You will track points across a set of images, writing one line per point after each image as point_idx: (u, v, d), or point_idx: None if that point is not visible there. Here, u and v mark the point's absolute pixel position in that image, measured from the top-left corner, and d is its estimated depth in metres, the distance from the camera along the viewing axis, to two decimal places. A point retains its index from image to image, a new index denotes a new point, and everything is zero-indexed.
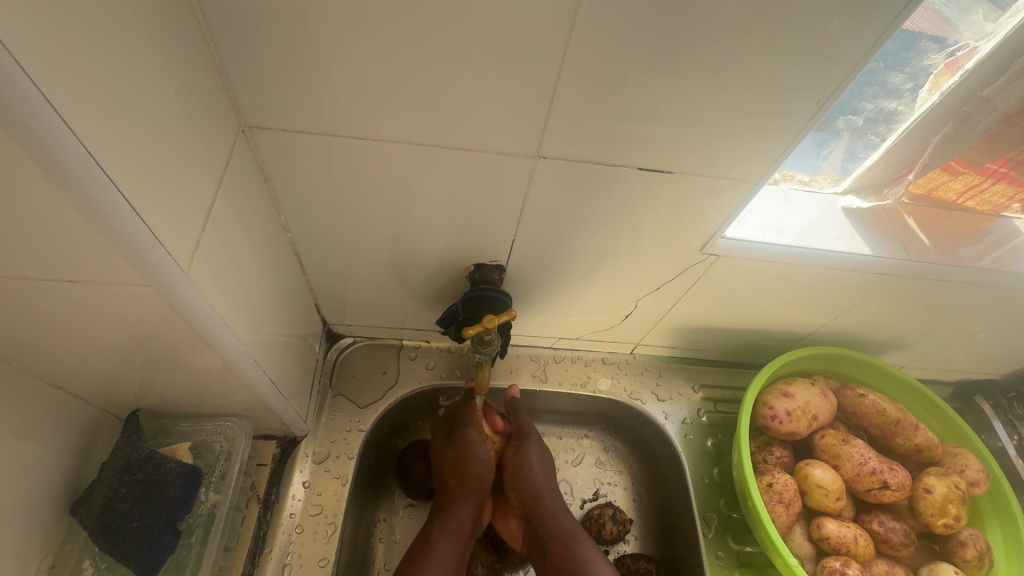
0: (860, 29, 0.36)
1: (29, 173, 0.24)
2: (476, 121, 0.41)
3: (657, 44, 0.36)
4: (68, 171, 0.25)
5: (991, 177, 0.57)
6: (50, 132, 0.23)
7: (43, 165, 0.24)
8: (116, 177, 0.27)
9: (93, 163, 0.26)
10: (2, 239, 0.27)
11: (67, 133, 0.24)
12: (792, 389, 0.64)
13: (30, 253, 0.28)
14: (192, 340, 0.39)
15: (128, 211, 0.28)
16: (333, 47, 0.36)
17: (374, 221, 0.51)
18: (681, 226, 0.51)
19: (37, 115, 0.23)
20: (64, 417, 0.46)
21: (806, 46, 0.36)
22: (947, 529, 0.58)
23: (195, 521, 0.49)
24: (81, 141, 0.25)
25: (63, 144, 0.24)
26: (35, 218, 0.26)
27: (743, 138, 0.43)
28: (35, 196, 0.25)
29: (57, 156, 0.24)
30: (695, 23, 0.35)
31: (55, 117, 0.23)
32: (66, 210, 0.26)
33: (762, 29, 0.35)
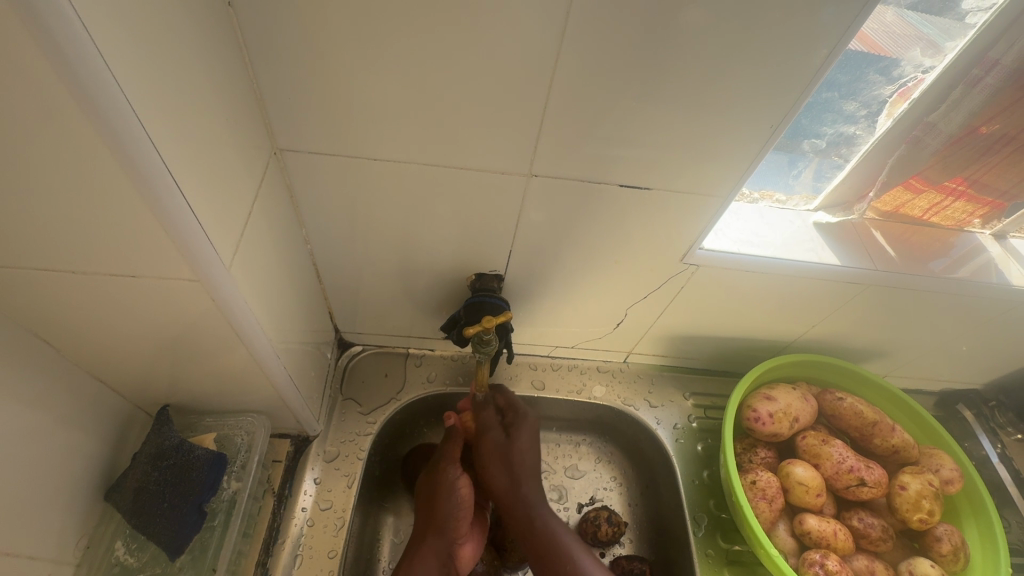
0: (807, 66, 0.41)
1: (118, 186, 0.30)
2: (476, 143, 0.47)
3: (635, 78, 0.42)
4: (151, 184, 0.30)
5: (952, 195, 0.64)
6: (141, 152, 0.29)
7: (137, 183, 0.30)
8: (187, 193, 0.33)
9: (173, 181, 0.31)
10: (84, 239, 0.33)
11: (154, 153, 0.29)
12: (774, 393, 0.68)
13: (103, 251, 0.34)
14: (226, 335, 0.44)
15: (194, 222, 0.34)
16: (357, 81, 0.42)
17: (386, 234, 0.57)
18: (662, 238, 0.57)
19: (135, 139, 0.28)
20: (104, 409, 0.51)
21: (764, 79, 0.42)
22: (922, 525, 0.61)
23: (217, 506, 0.53)
24: (162, 159, 0.30)
25: (150, 162, 0.29)
26: (112, 221, 0.32)
27: (713, 158, 0.48)
28: (118, 203, 0.31)
29: (143, 171, 0.29)
30: (662, 60, 0.41)
31: (150, 145, 0.29)
32: (141, 217, 0.32)
33: (721, 65, 0.41)
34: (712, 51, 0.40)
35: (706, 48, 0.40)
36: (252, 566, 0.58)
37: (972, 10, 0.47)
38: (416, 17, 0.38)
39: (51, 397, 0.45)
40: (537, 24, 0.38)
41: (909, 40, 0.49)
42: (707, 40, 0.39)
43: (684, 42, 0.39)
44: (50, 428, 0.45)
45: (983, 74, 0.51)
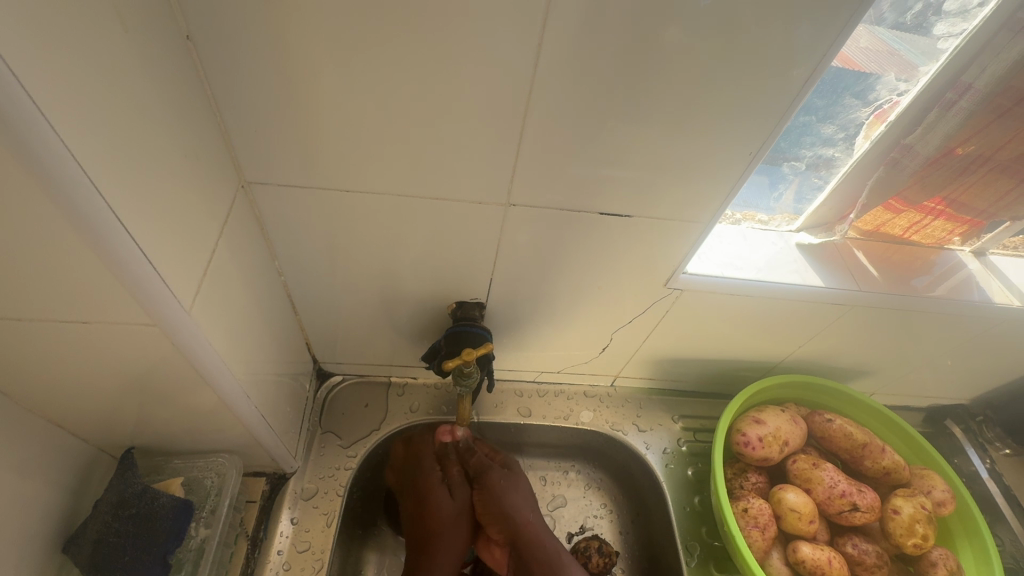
0: (783, 93, 0.41)
1: (60, 232, 0.28)
2: (452, 172, 0.46)
3: (611, 106, 0.41)
4: (96, 229, 0.28)
5: (929, 214, 0.64)
6: (83, 197, 0.27)
7: (77, 228, 0.28)
8: (136, 233, 0.31)
9: (118, 225, 0.30)
10: (30, 284, 0.31)
11: (97, 196, 0.28)
12: (763, 416, 0.67)
13: (51, 297, 0.32)
14: (190, 377, 0.42)
15: (145, 264, 0.32)
16: (328, 113, 0.41)
17: (362, 265, 0.55)
18: (645, 263, 0.56)
19: (76, 184, 0.26)
20: (62, 455, 0.48)
21: (738, 107, 0.42)
22: (917, 549, 0.60)
23: (184, 556, 0.50)
24: (107, 201, 0.29)
25: (94, 207, 0.28)
26: (59, 266, 0.30)
27: (692, 184, 0.48)
28: (64, 249, 0.29)
29: (89, 217, 0.28)
30: (637, 88, 0.40)
31: (93, 188, 0.27)
32: (88, 262, 0.30)
33: (696, 92, 0.41)
34: (687, 79, 0.40)
35: (680, 76, 0.39)
36: None
37: (944, 34, 0.48)
38: (386, 49, 0.37)
39: (3, 446, 0.42)
40: (508, 54, 0.38)
41: (882, 63, 0.49)
42: (681, 68, 0.39)
43: (657, 71, 0.39)
44: (2, 479, 0.43)
45: (956, 97, 0.51)
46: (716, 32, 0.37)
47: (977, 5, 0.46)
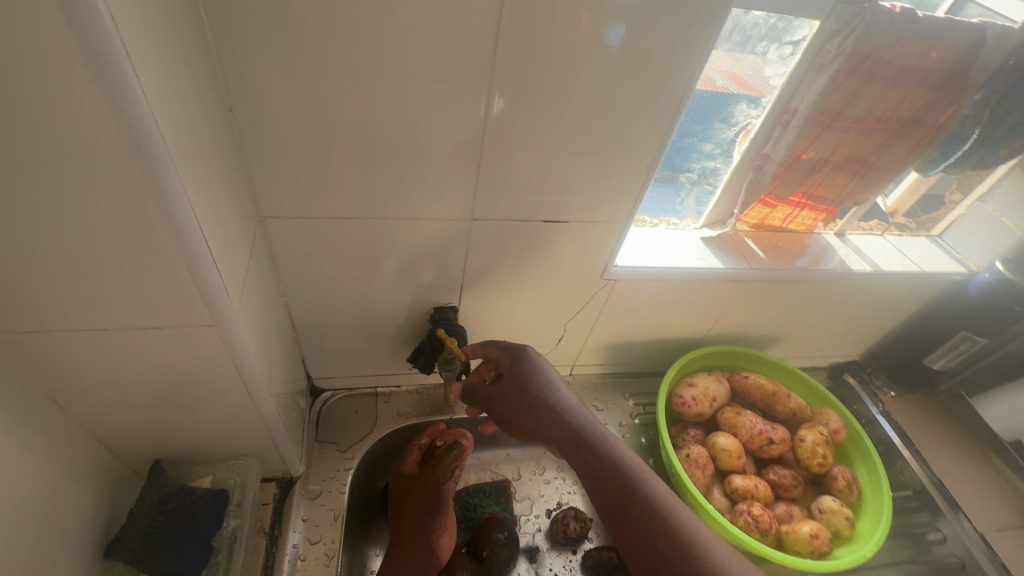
0: (668, 126, 0.56)
1: (163, 256, 0.39)
2: (427, 201, 0.58)
3: (549, 139, 0.55)
4: (189, 247, 0.39)
5: (799, 207, 0.84)
6: (185, 223, 0.37)
7: (184, 253, 0.39)
8: (215, 258, 0.42)
9: (208, 253, 0.41)
10: (125, 297, 0.41)
11: (193, 222, 0.38)
12: (694, 380, 0.82)
13: (137, 309, 0.42)
14: (227, 376, 0.51)
15: (219, 281, 0.43)
16: (330, 159, 0.52)
17: (352, 283, 0.66)
18: (584, 261, 0.70)
19: (182, 213, 0.37)
20: (103, 468, 0.55)
21: (643, 136, 0.56)
22: (822, 468, 0.75)
23: (220, 543, 0.57)
24: (197, 227, 0.39)
25: (189, 230, 0.38)
26: (150, 283, 0.40)
27: (613, 197, 0.62)
28: (158, 264, 0.39)
29: (184, 237, 0.38)
30: (562, 129, 0.54)
31: (196, 227, 0.39)
32: (175, 278, 0.40)
33: (605, 130, 0.55)
34: (598, 120, 0.54)
35: (597, 115, 0.54)
36: None
37: (773, 75, 0.67)
38: (375, 112, 0.49)
39: (62, 456, 0.50)
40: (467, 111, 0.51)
41: (731, 99, 0.67)
42: (592, 112, 0.53)
43: (575, 116, 0.53)
44: (62, 485, 0.50)
45: (789, 118, 0.68)
46: (615, 88, 0.52)
47: (791, 54, 0.65)
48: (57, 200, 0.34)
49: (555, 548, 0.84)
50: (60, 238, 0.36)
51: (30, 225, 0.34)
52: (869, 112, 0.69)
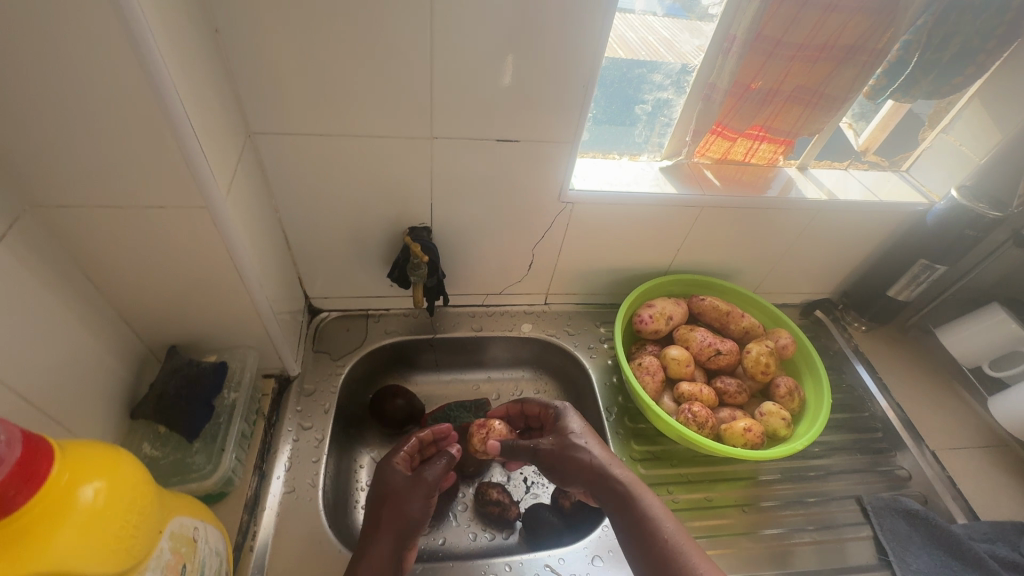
0: (599, 46, 0.62)
1: (159, 144, 0.48)
2: (392, 122, 0.66)
3: (497, 58, 0.62)
4: (178, 129, 0.48)
5: (757, 139, 0.89)
6: (172, 105, 0.46)
7: (175, 141, 0.48)
8: (204, 152, 0.52)
9: (196, 145, 0.50)
10: (134, 182, 0.51)
11: (180, 105, 0.47)
12: (654, 301, 0.89)
13: (144, 194, 0.52)
14: (224, 263, 0.61)
15: (207, 172, 0.52)
16: (307, 78, 0.61)
17: (336, 200, 0.75)
18: (542, 183, 0.77)
19: (170, 96, 0.46)
20: (130, 347, 0.67)
21: (583, 53, 0.62)
22: (766, 377, 0.81)
23: (221, 408, 0.68)
24: (184, 112, 0.48)
25: (177, 113, 0.47)
26: (153, 170, 0.50)
27: (559, 118, 0.69)
28: (156, 145, 0.48)
29: (174, 119, 0.47)
30: (504, 52, 0.61)
31: (185, 121, 0.48)
32: (172, 165, 0.50)
33: (543, 52, 0.62)
34: (536, 43, 0.61)
35: (539, 35, 0.60)
36: (251, 469, 0.72)
37: (711, 5, 0.72)
38: (338, 37, 0.58)
39: (96, 328, 0.61)
40: (417, 36, 0.59)
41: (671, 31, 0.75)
42: (530, 35, 0.60)
43: (515, 39, 0.60)
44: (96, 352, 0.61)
45: (729, 45, 0.74)
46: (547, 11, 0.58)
47: None
48: (76, 90, 0.44)
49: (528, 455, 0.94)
50: (81, 125, 0.46)
51: (59, 112, 0.45)
52: (810, 41, 0.74)
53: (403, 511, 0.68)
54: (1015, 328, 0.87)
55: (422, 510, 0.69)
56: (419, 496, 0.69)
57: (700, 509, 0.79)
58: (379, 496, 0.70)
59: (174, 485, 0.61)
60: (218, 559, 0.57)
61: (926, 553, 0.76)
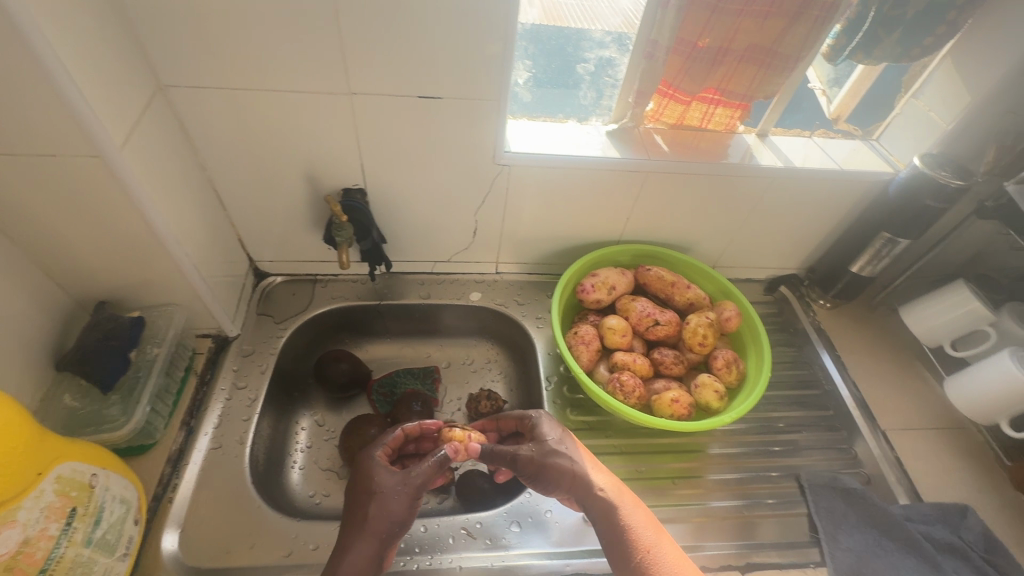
0: None
1: (33, 87, 0.48)
2: (308, 76, 0.65)
3: (405, 5, 0.59)
4: (47, 69, 0.47)
5: (712, 103, 0.85)
6: (35, 42, 0.45)
7: (48, 83, 0.47)
8: (86, 95, 0.51)
9: (74, 88, 0.49)
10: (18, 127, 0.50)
11: (45, 42, 0.46)
12: (598, 270, 0.87)
13: (31, 140, 0.52)
14: (132, 216, 0.61)
15: (91, 116, 0.51)
16: (212, 26, 0.59)
17: (262, 158, 0.74)
18: (474, 144, 0.75)
19: (31, 32, 0.44)
20: (55, 301, 0.68)
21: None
22: (704, 349, 0.79)
23: (141, 362, 0.69)
24: (51, 51, 0.47)
25: (43, 51, 0.46)
26: (34, 114, 0.50)
27: (482, 72, 0.66)
28: (27, 87, 0.47)
29: (40, 58, 0.46)
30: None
31: (56, 62, 0.47)
32: (52, 108, 0.49)
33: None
34: None
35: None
36: (177, 424, 0.74)
37: None
38: None
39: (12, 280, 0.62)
40: None
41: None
42: None
43: None
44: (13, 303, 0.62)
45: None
46: None
47: None
48: None
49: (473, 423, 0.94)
50: None
51: None
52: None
53: (388, 510, 0.63)
54: (976, 306, 0.83)
55: (407, 511, 0.64)
56: (406, 496, 0.64)
57: (629, 479, 0.77)
58: (360, 497, 0.65)
59: (88, 435, 0.63)
60: (123, 506, 0.58)
61: (860, 532, 0.73)
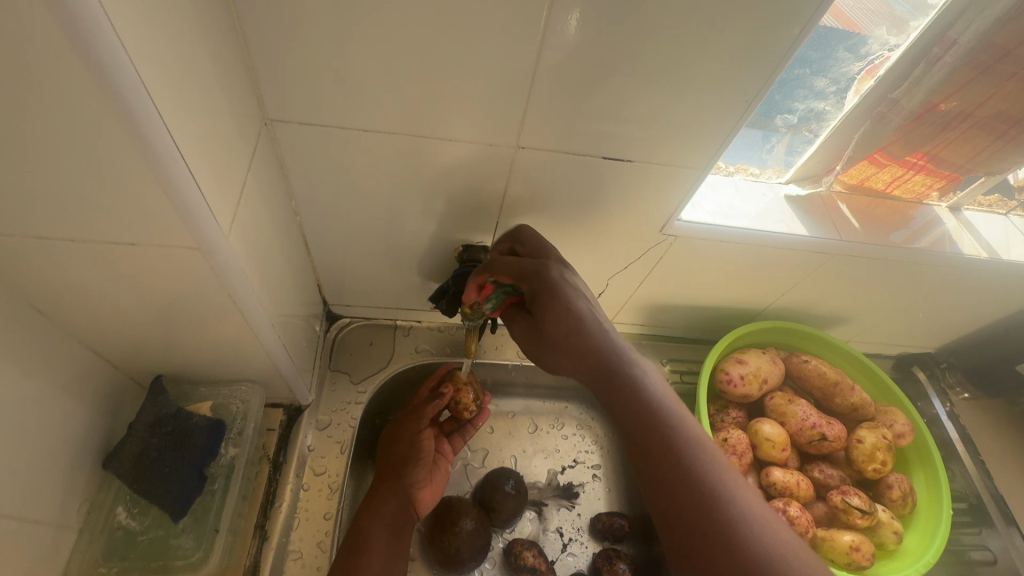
0: (770, 48, 0.44)
1: (129, 159, 0.32)
2: (462, 119, 0.49)
3: (634, 46, 0.44)
4: (145, 138, 0.31)
5: (912, 169, 0.67)
6: (124, 89, 0.29)
7: (156, 166, 0.33)
8: (198, 180, 0.36)
9: (188, 173, 0.35)
10: (107, 212, 0.36)
11: (147, 101, 0.30)
12: (745, 356, 0.73)
13: (116, 223, 0.37)
14: (221, 301, 0.46)
15: (203, 208, 0.37)
16: (361, 52, 0.43)
17: (371, 207, 0.58)
18: (643, 210, 0.60)
19: (114, 67, 0.28)
20: (100, 382, 0.51)
21: (764, 40, 0.44)
22: (876, 474, 0.67)
23: (217, 471, 0.55)
24: (144, 92, 0.30)
25: (140, 101, 0.30)
26: (127, 195, 0.35)
27: (693, 128, 0.51)
28: (105, 151, 0.31)
29: (133, 110, 0.30)
30: (637, 43, 0.43)
31: (171, 147, 0.33)
32: (155, 194, 0.35)
33: (691, 45, 0.44)
34: (683, 35, 0.43)
35: (703, 14, 0.42)
36: (250, 529, 0.60)
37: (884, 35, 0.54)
38: (410, 10, 0.40)
39: (64, 371, 0.47)
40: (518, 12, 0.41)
41: (838, 48, 0.54)
42: (671, 24, 0.42)
43: (649, 24, 0.42)
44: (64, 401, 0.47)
45: (942, 53, 0.54)
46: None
47: None
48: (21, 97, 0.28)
49: (562, 505, 0.81)
50: (47, 140, 0.30)
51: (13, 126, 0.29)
52: None
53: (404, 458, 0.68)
54: None
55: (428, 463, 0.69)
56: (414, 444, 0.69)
57: None
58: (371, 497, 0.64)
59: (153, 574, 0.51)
60: None
61: None
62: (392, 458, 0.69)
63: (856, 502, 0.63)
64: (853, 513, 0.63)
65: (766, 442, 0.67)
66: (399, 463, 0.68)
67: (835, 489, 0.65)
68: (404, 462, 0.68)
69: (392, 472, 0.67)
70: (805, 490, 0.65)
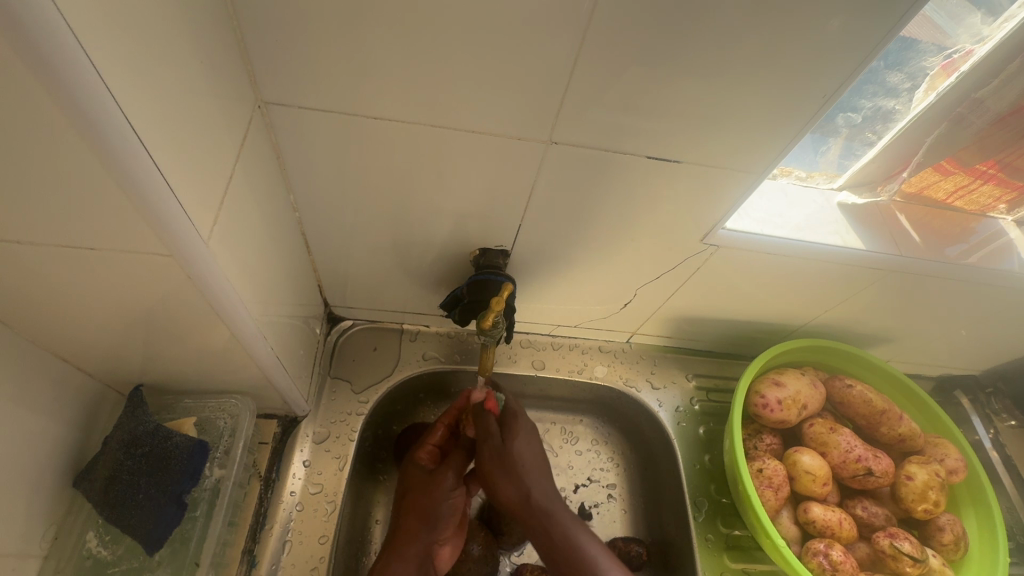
0: (856, 35, 0.38)
1: (83, 149, 0.26)
2: (486, 108, 0.42)
3: (698, 29, 0.37)
4: (98, 124, 0.25)
5: (980, 178, 0.60)
6: (68, 63, 0.23)
7: (116, 159, 0.27)
8: (169, 175, 0.30)
9: (156, 170, 0.29)
10: (61, 211, 0.29)
11: (95, 79, 0.24)
12: (783, 378, 0.66)
13: (73, 223, 0.30)
14: (204, 311, 0.40)
15: (177, 209, 0.31)
16: (374, 27, 0.37)
17: (379, 204, 0.52)
18: (683, 217, 0.53)
19: (52, 34, 0.22)
20: (71, 394, 0.46)
21: (853, 28, 0.37)
22: (926, 515, 0.60)
23: (200, 495, 0.50)
24: (96, 68, 0.24)
25: (89, 78, 0.24)
26: (84, 192, 0.29)
27: (752, 128, 0.44)
28: (52, 139, 0.26)
29: (82, 87, 0.24)
30: (700, 26, 0.37)
31: (134, 138, 0.27)
32: (118, 191, 0.28)
33: (762, 29, 0.37)
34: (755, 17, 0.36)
35: None
36: (238, 554, 0.55)
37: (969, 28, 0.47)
38: None
39: (28, 383, 0.41)
40: None
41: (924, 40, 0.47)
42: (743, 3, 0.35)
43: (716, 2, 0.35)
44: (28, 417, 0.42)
45: None
46: None
47: None
48: None
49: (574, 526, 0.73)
50: None
51: None
52: None
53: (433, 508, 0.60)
54: None
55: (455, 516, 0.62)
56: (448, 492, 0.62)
57: None
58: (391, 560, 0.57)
59: None
60: None
61: None
62: (422, 506, 0.60)
63: (907, 548, 0.57)
64: (902, 560, 0.57)
65: (806, 476, 0.61)
66: (427, 514, 0.60)
67: (884, 530, 0.59)
68: (434, 511, 0.60)
69: (416, 524, 0.60)
70: (848, 529, 0.59)
